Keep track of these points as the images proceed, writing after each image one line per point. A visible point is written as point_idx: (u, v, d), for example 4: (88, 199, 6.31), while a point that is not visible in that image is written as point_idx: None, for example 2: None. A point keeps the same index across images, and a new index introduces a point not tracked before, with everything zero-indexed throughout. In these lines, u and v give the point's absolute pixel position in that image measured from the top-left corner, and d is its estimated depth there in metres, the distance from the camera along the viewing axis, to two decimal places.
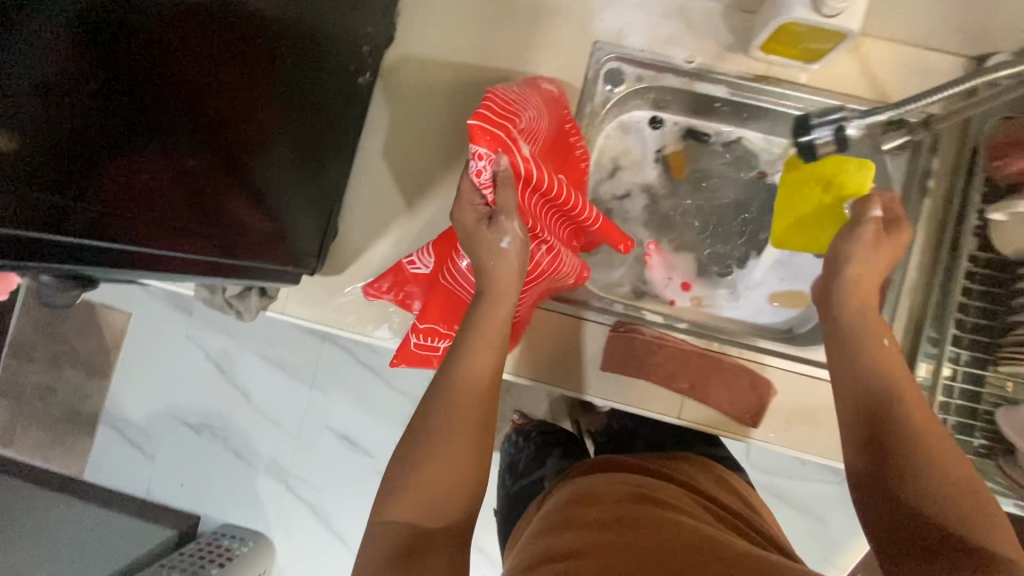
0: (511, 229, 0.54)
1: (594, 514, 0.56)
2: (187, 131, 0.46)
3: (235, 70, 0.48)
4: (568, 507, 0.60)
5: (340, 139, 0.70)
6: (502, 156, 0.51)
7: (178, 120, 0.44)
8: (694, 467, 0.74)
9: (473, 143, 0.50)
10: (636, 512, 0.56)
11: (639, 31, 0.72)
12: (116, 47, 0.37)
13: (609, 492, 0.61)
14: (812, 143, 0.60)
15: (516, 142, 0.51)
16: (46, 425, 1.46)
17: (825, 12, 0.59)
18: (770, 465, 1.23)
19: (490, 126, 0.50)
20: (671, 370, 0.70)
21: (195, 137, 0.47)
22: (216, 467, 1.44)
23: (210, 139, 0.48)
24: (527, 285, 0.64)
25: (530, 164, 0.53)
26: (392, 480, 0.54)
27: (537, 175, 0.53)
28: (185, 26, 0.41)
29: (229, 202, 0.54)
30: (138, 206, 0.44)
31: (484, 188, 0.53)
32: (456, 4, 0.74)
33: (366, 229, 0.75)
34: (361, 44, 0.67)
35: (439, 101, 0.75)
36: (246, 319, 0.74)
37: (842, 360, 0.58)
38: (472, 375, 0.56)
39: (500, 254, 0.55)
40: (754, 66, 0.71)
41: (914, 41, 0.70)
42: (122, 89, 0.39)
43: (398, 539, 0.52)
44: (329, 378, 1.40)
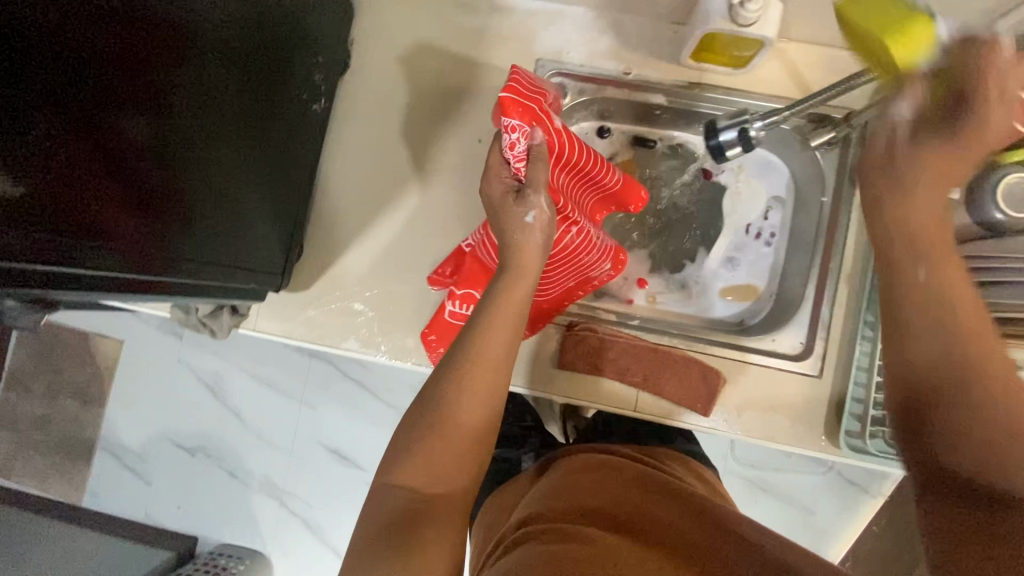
0: (537, 204, 0.59)
1: (586, 498, 0.57)
2: (136, 159, 0.50)
3: (176, 93, 0.52)
4: (561, 488, 0.60)
5: (299, 162, 0.74)
6: (534, 128, 0.60)
7: (120, 139, 0.48)
8: (673, 460, 0.74)
9: (508, 117, 0.58)
10: (626, 503, 0.56)
11: (577, 48, 0.77)
12: (54, 86, 0.42)
13: (598, 477, 0.62)
14: (721, 145, 0.61)
15: (543, 115, 0.61)
16: (48, 454, 1.50)
17: (739, 22, 0.64)
18: (756, 460, 1.21)
19: (522, 102, 0.59)
20: (625, 365, 0.74)
21: (141, 156, 0.51)
22: (211, 487, 1.46)
23: (161, 165, 0.53)
24: (557, 261, 0.69)
25: (559, 135, 0.63)
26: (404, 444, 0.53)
27: (564, 143, 0.63)
28: (119, 53, 0.46)
29: (188, 224, 0.58)
30: (94, 230, 0.48)
31: (517, 161, 0.60)
32: (406, 32, 0.80)
33: (329, 245, 0.78)
34: (311, 72, 0.72)
35: (394, 122, 0.80)
36: (220, 337, 0.78)
37: (896, 334, 0.48)
38: (485, 352, 0.55)
39: (525, 228, 0.59)
40: (688, 74, 0.76)
41: (834, 43, 0.74)
42: (65, 123, 0.43)
43: (394, 507, 0.50)
44: (318, 394, 1.43)
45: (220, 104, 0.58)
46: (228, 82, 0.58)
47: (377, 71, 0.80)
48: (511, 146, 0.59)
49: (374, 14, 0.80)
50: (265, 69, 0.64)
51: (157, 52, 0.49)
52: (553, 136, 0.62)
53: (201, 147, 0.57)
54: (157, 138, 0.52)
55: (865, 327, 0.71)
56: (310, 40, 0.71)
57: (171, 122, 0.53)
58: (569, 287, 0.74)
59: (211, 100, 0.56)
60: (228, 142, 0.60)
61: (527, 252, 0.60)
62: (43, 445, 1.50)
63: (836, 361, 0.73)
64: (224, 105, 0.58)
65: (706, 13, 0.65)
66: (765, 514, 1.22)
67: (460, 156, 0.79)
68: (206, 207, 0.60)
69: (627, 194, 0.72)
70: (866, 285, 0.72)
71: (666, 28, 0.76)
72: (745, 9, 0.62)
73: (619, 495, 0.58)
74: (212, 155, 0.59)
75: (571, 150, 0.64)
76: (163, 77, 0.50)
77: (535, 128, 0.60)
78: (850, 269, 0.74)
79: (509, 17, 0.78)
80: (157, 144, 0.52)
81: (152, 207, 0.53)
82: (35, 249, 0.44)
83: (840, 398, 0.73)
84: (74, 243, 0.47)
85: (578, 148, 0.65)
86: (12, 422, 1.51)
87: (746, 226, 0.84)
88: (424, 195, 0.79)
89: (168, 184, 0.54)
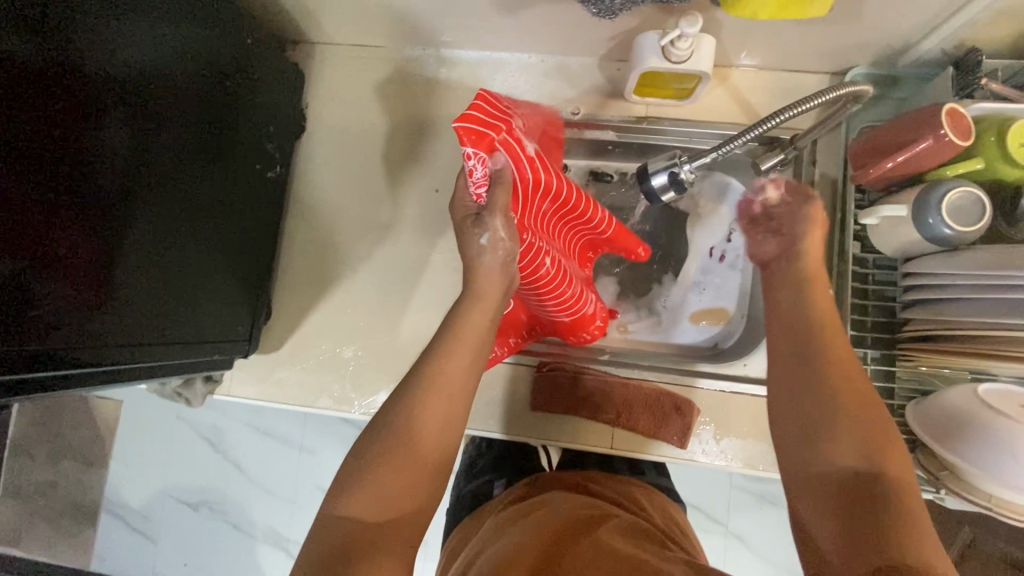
0: (494, 226, 0.56)
1: (531, 522, 0.58)
2: (92, 257, 0.53)
3: (119, 179, 0.55)
4: (528, 510, 0.62)
5: (260, 229, 0.77)
6: (495, 153, 0.54)
7: (73, 232, 0.51)
8: (647, 492, 0.73)
9: (463, 143, 0.52)
10: (586, 514, 0.59)
11: (526, 93, 0.79)
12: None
13: (544, 504, 0.62)
14: (654, 189, 0.63)
15: (513, 140, 0.54)
16: (52, 520, 1.48)
17: (673, 59, 0.65)
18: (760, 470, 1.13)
19: (482, 127, 0.52)
20: (598, 403, 0.74)
21: (96, 245, 0.53)
22: (218, 542, 1.44)
23: (116, 257, 0.55)
24: (544, 294, 0.66)
25: (532, 163, 0.56)
26: (348, 476, 0.50)
27: (537, 173, 0.57)
28: (58, 156, 0.49)
29: (157, 306, 0.61)
30: (65, 331, 0.51)
31: (479, 187, 0.55)
32: (359, 93, 0.83)
33: (296, 306, 0.81)
34: (264, 142, 0.75)
35: (354, 181, 0.82)
36: (195, 404, 0.80)
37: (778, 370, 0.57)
38: (445, 375, 0.54)
39: (482, 250, 0.57)
40: (634, 109, 0.78)
41: (775, 67, 0.75)
42: (14, 237, 0.46)
43: (339, 538, 0.46)
44: (318, 439, 1.40)
45: (169, 183, 0.61)
46: (174, 161, 0.61)
47: (331, 134, 0.83)
48: (472, 172, 0.54)
49: (324, 80, 0.83)
50: (217, 146, 0.67)
51: (94, 146, 0.52)
52: (525, 166, 0.56)
53: (158, 233, 0.60)
54: (110, 225, 0.55)
55: None
56: (259, 111, 0.74)
57: (121, 208, 0.55)
58: (569, 321, 0.72)
59: (159, 181, 0.59)
60: (185, 217, 0.63)
61: (489, 276, 0.57)
62: (46, 512, 1.47)
63: None
64: (174, 184, 0.61)
65: (641, 52, 0.66)
66: (774, 529, 1.11)
67: (420, 208, 0.81)
68: (173, 282, 0.63)
69: (626, 239, 0.70)
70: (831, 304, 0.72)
71: (609, 66, 0.78)
72: (676, 48, 0.63)
73: (560, 515, 0.59)
74: (170, 232, 0.61)
75: (547, 180, 0.58)
76: (102, 168, 0.53)
77: (498, 157, 0.54)
78: None
79: (457, 69, 0.81)
80: (109, 230, 0.55)
81: (115, 291, 0.56)
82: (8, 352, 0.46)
83: None
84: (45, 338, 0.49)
85: (555, 176, 0.59)
86: (14, 490, 1.49)
87: (710, 249, 0.84)
88: (385, 249, 0.81)
89: (129, 266, 0.57)
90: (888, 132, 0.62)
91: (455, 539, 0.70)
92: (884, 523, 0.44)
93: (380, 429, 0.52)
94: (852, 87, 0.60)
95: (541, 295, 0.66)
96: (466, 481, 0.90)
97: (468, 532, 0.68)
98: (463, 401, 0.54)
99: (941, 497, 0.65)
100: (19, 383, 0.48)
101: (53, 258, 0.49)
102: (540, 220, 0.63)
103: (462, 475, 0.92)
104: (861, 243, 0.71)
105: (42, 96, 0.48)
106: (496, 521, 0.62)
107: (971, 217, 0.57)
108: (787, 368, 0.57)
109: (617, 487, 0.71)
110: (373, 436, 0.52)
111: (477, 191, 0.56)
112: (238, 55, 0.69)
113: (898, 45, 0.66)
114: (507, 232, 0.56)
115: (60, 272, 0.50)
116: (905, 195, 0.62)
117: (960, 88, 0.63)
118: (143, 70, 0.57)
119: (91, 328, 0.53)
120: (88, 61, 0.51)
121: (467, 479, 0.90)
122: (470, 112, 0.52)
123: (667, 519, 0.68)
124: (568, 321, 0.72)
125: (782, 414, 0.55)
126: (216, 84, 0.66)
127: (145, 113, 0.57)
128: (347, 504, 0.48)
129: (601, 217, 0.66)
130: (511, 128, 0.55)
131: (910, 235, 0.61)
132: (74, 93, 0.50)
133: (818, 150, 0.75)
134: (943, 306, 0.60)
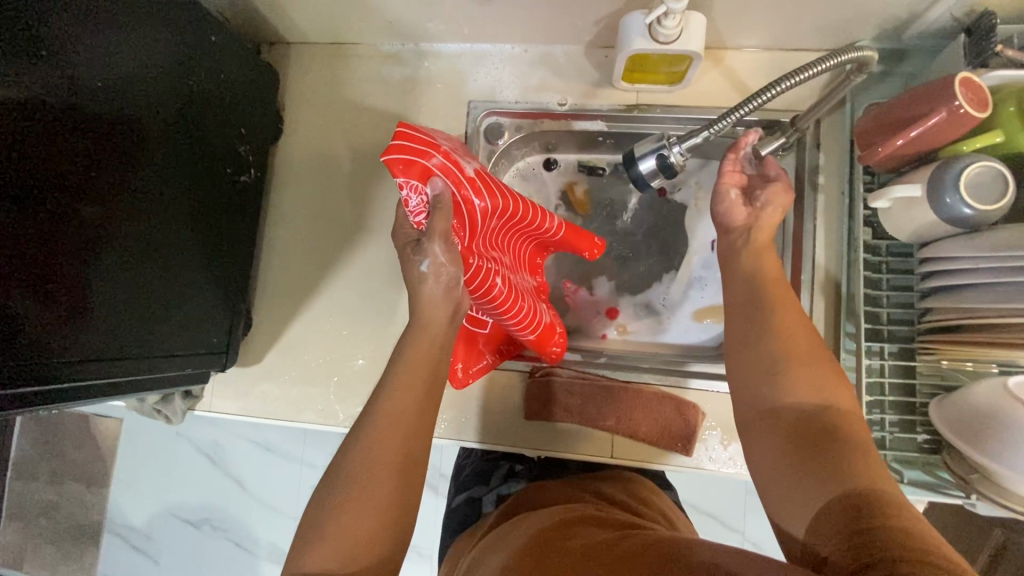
0: (432, 252, 0.56)
1: (513, 538, 0.54)
2: (58, 267, 0.50)
3: (83, 186, 0.52)
4: (518, 520, 0.58)
5: (236, 235, 0.74)
6: (430, 180, 0.54)
7: (35, 242, 0.48)
8: (653, 493, 0.68)
9: (395, 175, 0.53)
10: (573, 515, 0.56)
11: (510, 85, 0.76)
12: None
13: (524, 520, 0.58)
14: (643, 175, 0.59)
15: (449, 164, 0.55)
16: (54, 541, 1.45)
17: (660, 40, 0.61)
18: None
19: (413, 154, 0.53)
20: (593, 410, 0.70)
21: (60, 253, 0.50)
22: (218, 561, 1.39)
23: (85, 267, 0.53)
24: (504, 310, 0.62)
25: (472, 183, 0.57)
26: (320, 508, 0.46)
27: (476, 192, 0.57)
28: (17, 161, 0.47)
29: (131, 317, 0.58)
30: (26, 345, 0.48)
31: (419, 215, 0.56)
32: (337, 92, 0.80)
33: (279, 315, 0.78)
34: (237, 144, 0.72)
35: (336, 181, 0.79)
36: (175, 422, 0.77)
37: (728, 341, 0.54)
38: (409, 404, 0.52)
39: (421, 277, 0.57)
40: (624, 96, 0.74)
41: (771, 47, 0.71)
42: None
43: None
44: (317, 452, 1.34)
45: (140, 188, 0.58)
46: (144, 165, 0.58)
47: (310, 136, 0.80)
48: (409, 200, 0.56)
49: (302, 81, 0.81)
50: (190, 149, 0.64)
51: (52, 152, 0.49)
52: (463, 189, 0.56)
53: (131, 241, 0.57)
54: (76, 234, 0.52)
55: (848, 339, 0.66)
56: (232, 112, 0.71)
57: (87, 216, 0.52)
58: (539, 336, 0.67)
59: (128, 187, 0.57)
60: (158, 221, 0.60)
61: (431, 305, 0.57)
62: (49, 532, 1.45)
63: None
64: (144, 190, 0.58)
65: (627, 34, 0.63)
66: None
67: None
68: (148, 292, 0.60)
69: (580, 239, 0.69)
70: (842, 296, 0.67)
71: (595, 53, 0.74)
72: (662, 26, 0.59)
73: (541, 522, 0.55)
74: (143, 239, 0.59)
75: (488, 199, 0.58)
76: (61, 176, 0.50)
77: (433, 182, 0.54)
78: (824, 278, 0.69)
79: (437, 64, 0.78)
80: (75, 239, 0.52)
81: (83, 303, 0.53)
82: None
83: None
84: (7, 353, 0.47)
85: (497, 194, 0.59)
86: (17, 511, 1.46)
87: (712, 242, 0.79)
88: (367, 253, 0.78)
89: (99, 277, 0.54)
90: (895, 107, 0.57)
91: (448, 564, 0.66)
92: (839, 456, 0.42)
93: (354, 451, 0.49)
94: (858, 51, 0.56)
95: (500, 313, 0.63)
96: (456, 490, 0.86)
97: (462, 552, 0.64)
98: (429, 410, 0.53)
99: (973, 503, 0.59)
100: None
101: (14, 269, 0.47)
102: (489, 240, 0.63)
103: (453, 483, 0.88)
104: (872, 229, 0.66)
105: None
106: (476, 550, 0.58)
107: (991, 193, 0.52)
108: (743, 319, 0.53)
109: (616, 487, 0.66)
110: (346, 463, 0.48)
111: (420, 219, 0.57)
112: (208, 54, 0.66)
113: (903, 15, 0.61)
114: (448, 257, 0.56)
115: (20, 285, 0.47)
116: (917, 175, 0.57)
117: (972, 56, 0.58)
118: (105, 72, 0.54)
119: (54, 341, 0.51)
120: (39, 62, 0.48)
121: (458, 482, 0.86)
122: (399, 141, 0.53)
123: (652, 508, 0.63)
124: (532, 341, 0.66)
125: (735, 367, 0.51)
126: (185, 85, 0.63)
127: (110, 115, 0.54)
128: (321, 543, 0.45)
129: (551, 226, 0.66)
130: (445, 154, 0.55)
131: (925, 219, 0.56)
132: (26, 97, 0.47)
133: (822, 133, 0.71)
134: (964, 293, 0.55)
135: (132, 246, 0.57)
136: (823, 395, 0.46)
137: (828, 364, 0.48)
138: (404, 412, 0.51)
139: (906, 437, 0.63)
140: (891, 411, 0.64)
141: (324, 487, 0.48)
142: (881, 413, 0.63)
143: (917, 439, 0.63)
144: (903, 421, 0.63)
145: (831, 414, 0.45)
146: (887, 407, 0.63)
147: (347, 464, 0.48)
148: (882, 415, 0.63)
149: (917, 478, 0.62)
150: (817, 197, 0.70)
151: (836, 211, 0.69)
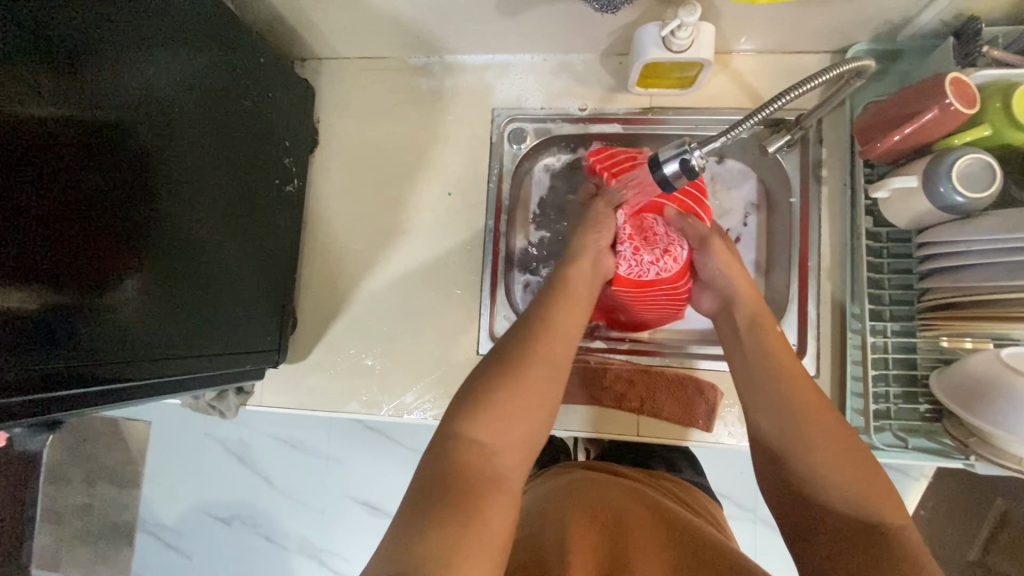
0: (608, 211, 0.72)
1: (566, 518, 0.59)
2: (137, 270, 0.57)
3: (125, 200, 0.55)
4: (592, 486, 0.65)
5: (283, 239, 0.80)
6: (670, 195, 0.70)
7: (117, 248, 0.54)
8: (693, 494, 0.74)
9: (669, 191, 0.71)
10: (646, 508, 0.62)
11: (533, 93, 0.82)
12: (58, 228, 0.49)
13: (588, 490, 0.64)
14: (667, 177, 0.61)
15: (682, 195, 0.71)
16: (90, 541, 1.47)
17: (674, 49, 0.66)
18: (730, 488, 1.09)
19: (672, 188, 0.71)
20: (620, 391, 0.76)
21: (138, 257, 0.57)
22: (251, 555, 1.41)
23: (158, 271, 0.59)
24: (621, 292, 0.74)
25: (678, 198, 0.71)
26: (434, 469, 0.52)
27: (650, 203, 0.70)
28: (106, 178, 0.53)
29: (196, 316, 0.64)
30: (111, 345, 0.54)
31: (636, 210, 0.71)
32: (370, 103, 0.85)
33: (321, 314, 0.84)
34: (282, 156, 0.79)
35: (370, 186, 0.85)
36: (228, 417, 0.83)
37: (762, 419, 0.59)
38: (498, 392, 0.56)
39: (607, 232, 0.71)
40: (640, 100, 0.79)
41: (775, 49, 0.76)
42: (68, 255, 0.50)
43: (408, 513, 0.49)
44: (343, 447, 1.36)
45: (182, 201, 0.62)
46: (200, 179, 0.64)
47: (344, 145, 0.86)
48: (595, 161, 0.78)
49: (336, 96, 0.86)
50: (239, 162, 0.70)
51: (122, 167, 0.54)
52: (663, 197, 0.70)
53: (195, 247, 0.64)
54: (134, 243, 0.56)
55: (853, 320, 0.72)
56: (267, 129, 0.75)
57: (157, 225, 0.59)
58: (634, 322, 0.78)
59: (189, 198, 0.62)
60: (215, 228, 0.66)
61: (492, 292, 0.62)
62: (85, 533, 1.47)
63: (829, 359, 0.74)
64: (181, 203, 0.62)
65: (642, 45, 0.68)
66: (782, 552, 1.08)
67: (434, 211, 0.83)
68: (192, 295, 0.64)
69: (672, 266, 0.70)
70: (847, 279, 0.73)
71: (611, 61, 0.79)
72: (676, 37, 0.65)
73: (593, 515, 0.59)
74: (177, 249, 0.61)
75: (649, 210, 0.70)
76: (139, 191, 0.56)
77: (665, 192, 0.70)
78: (830, 263, 0.75)
79: (463, 75, 0.83)
80: (116, 249, 0.54)
81: (127, 311, 0.56)
82: (63, 363, 0.50)
83: (839, 397, 0.73)
84: (53, 357, 0.49)
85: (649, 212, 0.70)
86: (51, 514, 1.49)
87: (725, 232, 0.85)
88: (401, 254, 0.83)
89: (168, 281, 0.60)
90: (894, 105, 0.62)
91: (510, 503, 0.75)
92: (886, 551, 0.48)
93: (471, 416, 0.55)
94: (856, 62, 0.60)
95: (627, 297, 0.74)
96: None
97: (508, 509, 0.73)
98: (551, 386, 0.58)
99: (971, 464, 0.65)
100: (75, 393, 0.51)
101: (102, 275, 0.53)
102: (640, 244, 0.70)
103: None
104: (872, 217, 0.71)
105: (47, 120, 0.47)
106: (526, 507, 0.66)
107: (981, 183, 0.58)
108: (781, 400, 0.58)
109: (670, 486, 0.73)
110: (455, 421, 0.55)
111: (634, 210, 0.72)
112: (240, 73, 0.70)
113: (897, 19, 0.66)
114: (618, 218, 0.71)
115: (90, 289, 0.52)
116: (913, 166, 0.63)
117: (961, 57, 0.64)
118: (141, 92, 0.56)
119: (135, 341, 0.57)
120: (87, 83, 0.51)
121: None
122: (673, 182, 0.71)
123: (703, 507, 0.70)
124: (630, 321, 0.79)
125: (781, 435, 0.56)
126: (237, 104, 0.69)
127: (171, 133, 0.60)
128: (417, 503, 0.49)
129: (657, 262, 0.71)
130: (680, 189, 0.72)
131: (924, 206, 0.61)
132: (69, 115, 0.49)
133: (823, 129, 0.76)
134: (959, 272, 0.61)
135: (194, 251, 0.64)
136: (853, 483, 0.52)
137: (851, 446, 0.54)
138: (531, 385, 0.57)
139: (908, 407, 0.69)
140: (896, 384, 0.69)
141: (450, 415, 0.56)
142: (886, 385, 0.69)
143: (919, 409, 0.68)
144: (906, 393, 0.69)
145: (865, 512, 0.51)
146: (891, 381, 0.69)
147: (475, 400, 0.56)
148: (886, 387, 0.69)
149: (923, 445, 0.67)
150: (821, 187, 0.75)
151: (839, 201, 0.75)
